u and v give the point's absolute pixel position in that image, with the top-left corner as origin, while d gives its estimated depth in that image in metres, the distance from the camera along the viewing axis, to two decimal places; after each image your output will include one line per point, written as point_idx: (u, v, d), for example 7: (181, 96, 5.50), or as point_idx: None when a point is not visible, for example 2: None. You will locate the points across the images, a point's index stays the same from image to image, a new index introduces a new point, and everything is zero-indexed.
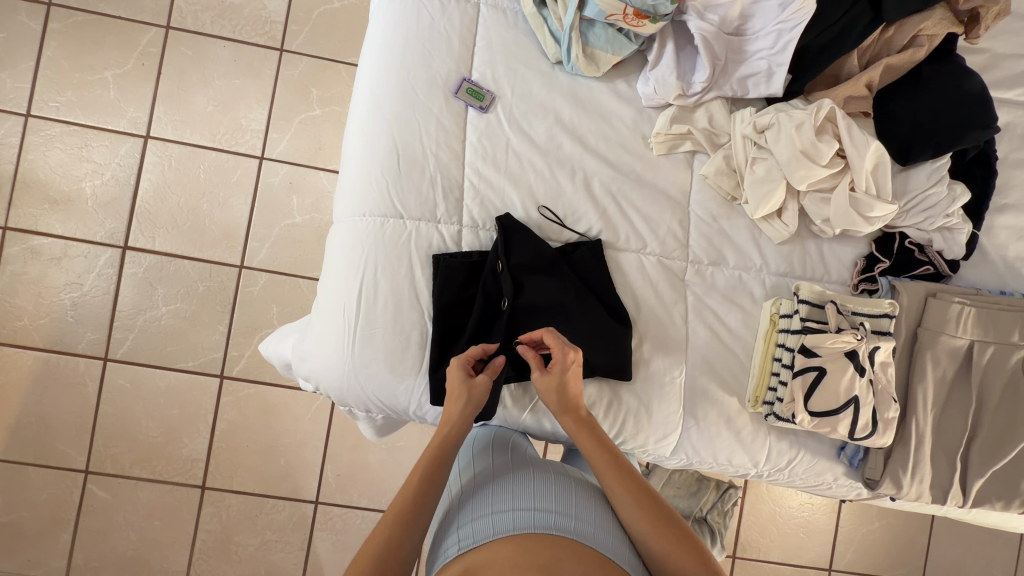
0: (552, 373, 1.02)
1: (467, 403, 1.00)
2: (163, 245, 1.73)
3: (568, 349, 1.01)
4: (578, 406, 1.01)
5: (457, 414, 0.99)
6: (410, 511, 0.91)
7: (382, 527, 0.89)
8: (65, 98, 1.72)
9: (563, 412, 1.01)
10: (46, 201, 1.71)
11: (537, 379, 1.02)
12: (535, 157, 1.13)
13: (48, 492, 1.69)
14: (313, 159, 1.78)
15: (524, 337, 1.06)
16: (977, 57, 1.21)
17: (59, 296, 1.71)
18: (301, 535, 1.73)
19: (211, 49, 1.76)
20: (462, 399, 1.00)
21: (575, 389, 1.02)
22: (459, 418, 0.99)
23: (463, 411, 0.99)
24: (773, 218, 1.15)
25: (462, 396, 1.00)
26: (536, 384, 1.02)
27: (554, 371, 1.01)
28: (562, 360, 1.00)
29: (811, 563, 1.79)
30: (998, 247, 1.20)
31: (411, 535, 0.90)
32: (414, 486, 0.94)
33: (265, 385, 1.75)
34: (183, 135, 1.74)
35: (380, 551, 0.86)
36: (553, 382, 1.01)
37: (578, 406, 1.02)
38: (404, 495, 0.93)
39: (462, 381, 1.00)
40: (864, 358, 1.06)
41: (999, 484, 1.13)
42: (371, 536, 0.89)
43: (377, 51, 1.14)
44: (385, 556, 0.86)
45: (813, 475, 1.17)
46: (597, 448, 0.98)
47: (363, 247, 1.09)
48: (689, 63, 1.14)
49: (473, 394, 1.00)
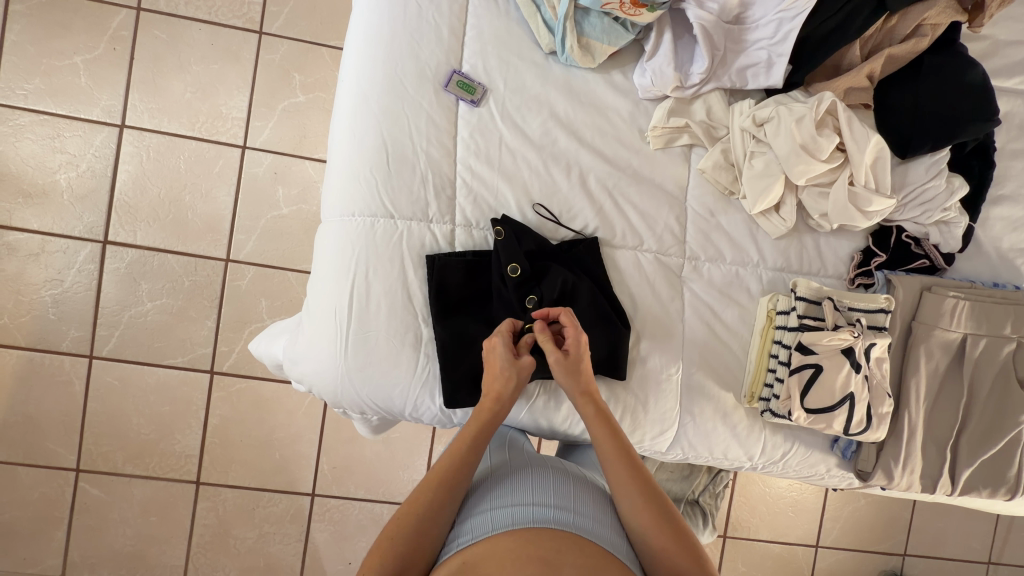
0: (571, 355, 1.00)
1: (517, 384, 1.00)
2: (146, 238, 1.68)
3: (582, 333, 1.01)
4: (592, 390, 1.01)
5: (506, 393, 0.99)
6: (451, 475, 0.94)
7: (425, 489, 0.93)
8: (34, 85, 1.63)
9: (585, 398, 1.00)
10: (20, 194, 1.64)
11: (558, 361, 0.99)
12: (529, 153, 1.10)
13: (39, 491, 1.67)
14: (298, 148, 1.72)
15: (540, 313, 1.04)
16: (977, 45, 1.18)
17: (39, 293, 1.65)
18: (299, 527, 1.74)
19: (186, 31, 1.68)
20: (510, 381, 0.99)
21: (590, 375, 1.01)
22: (509, 398, 1.00)
23: (512, 392, 0.99)
24: (770, 213, 1.14)
25: (512, 376, 0.99)
26: (554, 367, 0.99)
27: (573, 353, 1.00)
28: (576, 339, 0.99)
29: (800, 540, 1.84)
30: (993, 239, 1.20)
31: (452, 501, 0.93)
32: (457, 453, 0.96)
33: (256, 380, 1.72)
34: (161, 123, 1.67)
35: (417, 518, 0.89)
36: (573, 364, 1.00)
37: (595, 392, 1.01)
38: (449, 463, 0.96)
39: (507, 361, 0.99)
40: (860, 355, 1.07)
41: (986, 472, 1.15)
42: (411, 502, 0.91)
43: (362, 42, 1.08)
44: (422, 523, 0.89)
45: (806, 466, 1.18)
46: (603, 436, 0.98)
47: (354, 248, 1.05)
48: (688, 53, 1.11)
49: (520, 371, 0.99)
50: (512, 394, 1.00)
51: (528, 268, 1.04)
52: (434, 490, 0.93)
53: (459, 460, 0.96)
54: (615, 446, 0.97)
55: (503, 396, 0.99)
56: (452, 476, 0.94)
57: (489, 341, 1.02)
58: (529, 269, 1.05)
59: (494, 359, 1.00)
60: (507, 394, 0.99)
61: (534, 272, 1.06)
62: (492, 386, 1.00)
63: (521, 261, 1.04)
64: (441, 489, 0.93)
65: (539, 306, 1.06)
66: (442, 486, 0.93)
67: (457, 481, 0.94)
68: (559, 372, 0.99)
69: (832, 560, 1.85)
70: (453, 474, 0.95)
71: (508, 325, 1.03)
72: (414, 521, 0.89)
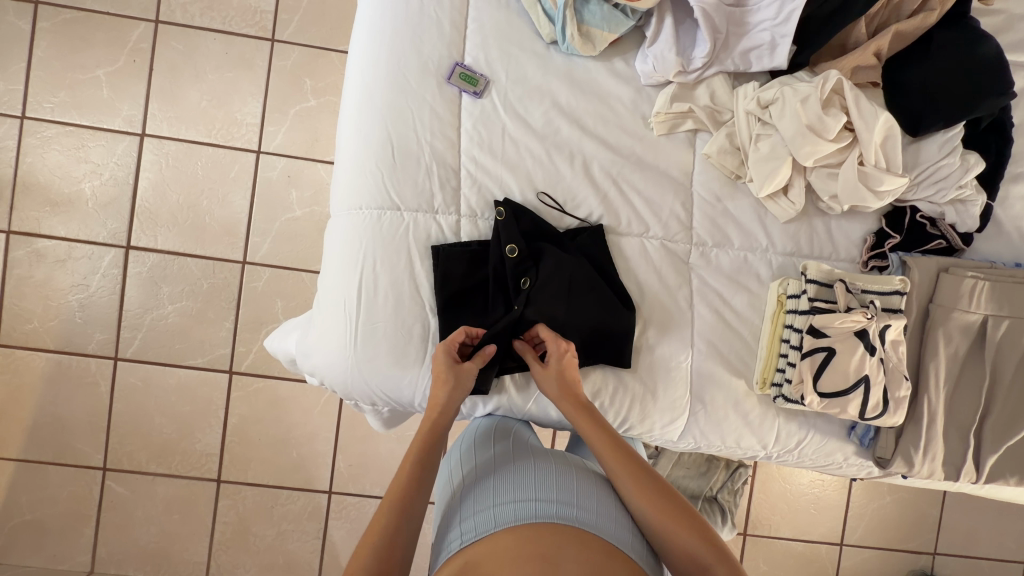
0: (550, 367, 1.04)
1: (455, 388, 1.01)
2: (166, 243, 1.73)
3: (562, 340, 1.05)
4: (579, 395, 1.02)
5: (444, 401, 1.01)
6: (405, 495, 0.93)
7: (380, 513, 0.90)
8: (59, 98, 1.70)
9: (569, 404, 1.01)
10: (47, 203, 1.71)
11: (538, 371, 1.04)
12: (532, 142, 1.11)
13: (68, 490, 1.73)
14: (310, 151, 1.76)
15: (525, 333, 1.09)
16: (991, 20, 1.15)
17: (66, 297, 1.72)
18: (316, 524, 1.76)
19: (201, 42, 1.73)
20: (447, 386, 1.01)
21: (573, 380, 1.03)
22: (445, 404, 1.01)
23: (448, 398, 1.01)
24: (778, 197, 1.12)
25: (447, 380, 1.01)
26: (535, 377, 1.04)
27: (552, 364, 1.04)
28: (556, 354, 1.03)
29: (823, 538, 1.79)
30: (1013, 218, 1.17)
31: (411, 516, 0.91)
32: (406, 472, 0.96)
33: (273, 379, 1.76)
34: (179, 131, 1.72)
35: (385, 528, 0.88)
36: (552, 374, 1.03)
37: (578, 392, 1.02)
38: (400, 480, 0.95)
39: (447, 364, 1.01)
40: (875, 337, 1.04)
41: (1013, 459, 1.11)
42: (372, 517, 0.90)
43: (367, 40, 1.11)
44: (391, 535, 0.87)
45: (822, 455, 1.16)
46: (598, 441, 0.99)
47: (361, 240, 1.07)
48: (689, 38, 1.10)
49: (460, 375, 1.02)
50: (451, 399, 1.01)
51: (525, 249, 1.05)
52: (391, 509, 0.91)
53: (412, 473, 0.96)
54: (608, 444, 0.98)
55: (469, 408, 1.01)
56: (405, 495, 0.93)
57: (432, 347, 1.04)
58: (528, 255, 1.06)
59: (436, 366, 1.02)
60: (444, 401, 1.01)
61: (532, 256, 1.07)
62: (432, 394, 1.02)
63: (520, 243, 1.05)
64: (400, 507, 0.91)
65: (533, 285, 1.06)
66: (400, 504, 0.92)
67: (413, 496, 0.94)
68: (539, 381, 1.04)
69: (858, 559, 1.80)
70: (407, 491, 0.94)
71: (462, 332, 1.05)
72: (401, 515, 0.91)
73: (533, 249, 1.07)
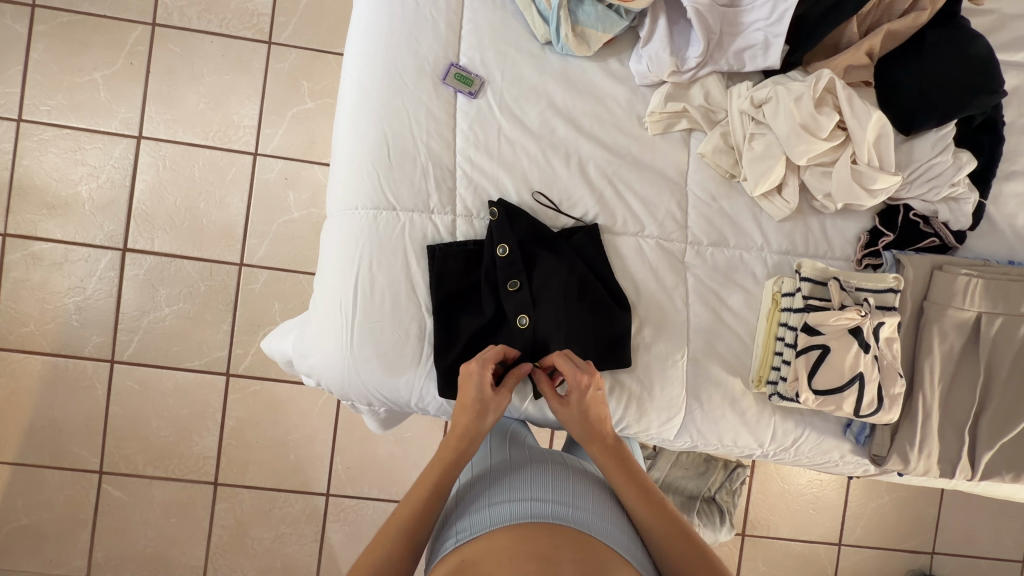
0: (571, 406, 1.01)
1: (486, 415, 1.01)
2: (163, 245, 1.73)
3: (584, 373, 1.00)
4: (602, 431, 1.02)
5: (471, 425, 0.99)
6: (417, 519, 0.93)
7: (388, 530, 0.92)
8: (56, 101, 1.70)
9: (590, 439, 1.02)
10: (44, 206, 1.71)
11: (557, 407, 1.02)
12: (528, 142, 1.11)
13: (65, 493, 1.72)
14: (307, 153, 1.76)
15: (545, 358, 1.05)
16: (982, 20, 1.17)
17: (63, 300, 1.71)
18: (314, 527, 1.76)
19: (198, 44, 1.73)
20: (475, 412, 0.99)
21: (600, 420, 1.02)
22: (471, 428, 1.00)
23: (474, 422, 1.00)
24: (772, 195, 1.13)
25: (475, 409, 1.00)
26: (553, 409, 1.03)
27: (574, 404, 1.01)
28: (579, 395, 1.00)
29: (821, 538, 1.79)
30: (1007, 216, 1.17)
31: (420, 535, 0.93)
32: (422, 494, 0.95)
33: (271, 381, 1.75)
34: (176, 133, 1.73)
35: (391, 543, 0.90)
36: (573, 412, 1.01)
37: (604, 432, 1.02)
38: (415, 503, 0.95)
39: (479, 393, 1.00)
40: (869, 335, 1.05)
41: (1009, 456, 1.12)
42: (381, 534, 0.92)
43: (363, 41, 1.11)
44: (397, 549, 0.90)
45: (819, 453, 1.16)
46: (599, 452, 1.01)
47: (357, 240, 1.07)
48: (684, 38, 1.11)
49: (491, 405, 1.01)
50: (478, 425, 1.00)
51: (517, 251, 1.05)
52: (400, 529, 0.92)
53: (428, 496, 0.96)
54: (609, 453, 1.01)
55: (467, 427, 0.99)
56: (419, 517, 0.93)
57: (466, 366, 1.01)
58: (521, 257, 1.06)
59: (466, 390, 1.00)
60: (470, 425, 1.00)
61: (524, 259, 1.07)
62: (458, 418, 1.00)
63: (513, 244, 1.05)
64: (412, 528, 0.92)
65: (523, 288, 1.06)
66: (412, 526, 0.92)
67: (425, 520, 0.94)
68: (559, 416, 1.02)
69: (856, 559, 1.80)
70: (422, 514, 0.94)
71: (485, 353, 1.02)
72: (411, 536, 0.92)
73: (526, 251, 1.07)
